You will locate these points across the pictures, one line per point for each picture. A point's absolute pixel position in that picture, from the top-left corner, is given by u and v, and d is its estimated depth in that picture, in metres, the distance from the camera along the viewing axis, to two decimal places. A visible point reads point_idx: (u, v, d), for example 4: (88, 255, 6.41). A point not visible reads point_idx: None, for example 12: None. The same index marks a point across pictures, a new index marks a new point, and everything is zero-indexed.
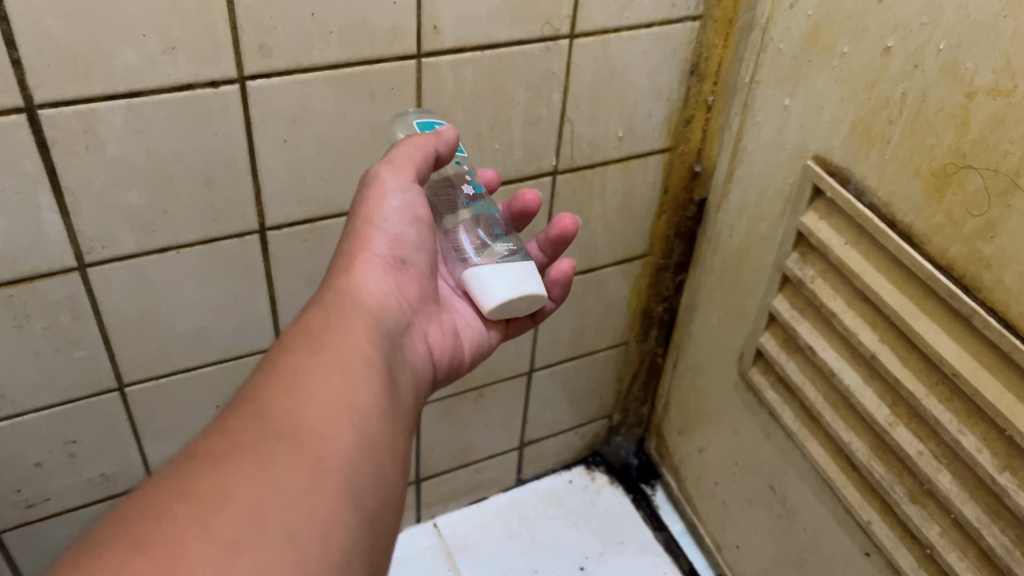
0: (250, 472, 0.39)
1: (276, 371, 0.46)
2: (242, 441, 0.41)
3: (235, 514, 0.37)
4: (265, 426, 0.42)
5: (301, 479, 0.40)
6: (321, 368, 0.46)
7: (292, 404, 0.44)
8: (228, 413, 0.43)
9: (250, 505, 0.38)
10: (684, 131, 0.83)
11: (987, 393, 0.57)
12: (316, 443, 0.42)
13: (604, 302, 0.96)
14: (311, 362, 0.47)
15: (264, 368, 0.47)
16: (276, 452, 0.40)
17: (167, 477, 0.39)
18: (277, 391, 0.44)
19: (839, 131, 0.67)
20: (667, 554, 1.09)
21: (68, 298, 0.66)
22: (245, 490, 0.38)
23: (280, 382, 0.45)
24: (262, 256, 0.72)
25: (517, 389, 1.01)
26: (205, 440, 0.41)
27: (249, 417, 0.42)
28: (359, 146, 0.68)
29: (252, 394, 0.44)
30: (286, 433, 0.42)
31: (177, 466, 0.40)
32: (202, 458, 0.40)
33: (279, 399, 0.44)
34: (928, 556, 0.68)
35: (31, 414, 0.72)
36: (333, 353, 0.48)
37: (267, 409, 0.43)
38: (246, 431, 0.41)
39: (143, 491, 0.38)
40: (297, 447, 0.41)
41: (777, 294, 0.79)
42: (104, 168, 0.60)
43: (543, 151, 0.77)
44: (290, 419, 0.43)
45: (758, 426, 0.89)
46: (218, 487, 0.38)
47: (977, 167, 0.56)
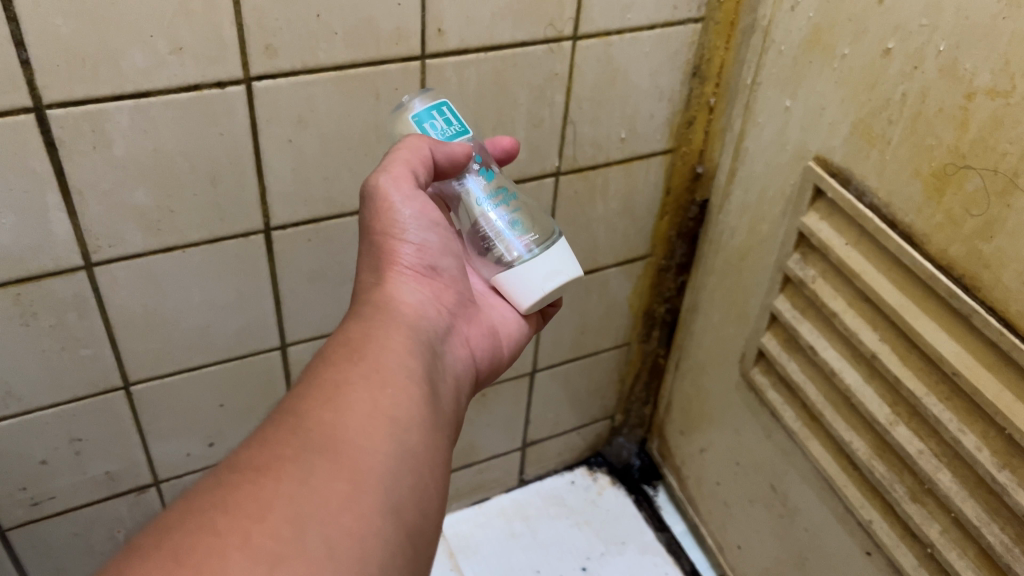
0: (287, 484, 0.40)
1: (315, 383, 0.47)
2: (281, 453, 0.42)
3: (272, 527, 0.38)
4: (304, 438, 0.43)
5: (338, 491, 0.41)
6: (360, 380, 0.47)
7: (331, 416, 0.44)
8: (270, 424, 0.44)
9: (287, 517, 0.38)
10: (685, 133, 0.84)
11: (986, 392, 0.58)
12: (355, 455, 0.43)
13: (606, 303, 0.97)
14: (352, 374, 0.47)
15: (305, 378, 0.48)
16: (314, 464, 0.41)
17: (207, 488, 0.40)
18: (317, 402, 0.45)
19: (840, 132, 0.67)
20: (669, 554, 1.09)
21: (74, 297, 0.66)
22: (282, 503, 0.39)
23: (320, 393, 0.46)
24: (267, 256, 0.72)
25: (520, 390, 1.01)
26: (246, 450, 0.42)
27: (288, 428, 0.43)
28: (363, 146, 0.69)
29: (294, 405, 0.45)
30: (325, 445, 0.43)
31: (217, 476, 0.41)
32: (242, 469, 0.41)
33: (318, 411, 0.45)
34: (928, 555, 0.68)
35: (37, 412, 0.72)
36: (371, 365, 0.48)
37: (308, 420, 0.44)
38: (285, 442, 0.42)
39: (185, 500, 0.40)
40: (336, 459, 0.42)
41: (778, 295, 0.79)
42: (111, 168, 0.61)
43: (546, 153, 0.77)
44: (329, 431, 0.43)
45: (760, 426, 0.89)
46: (256, 499, 0.39)
47: (976, 167, 0.56)
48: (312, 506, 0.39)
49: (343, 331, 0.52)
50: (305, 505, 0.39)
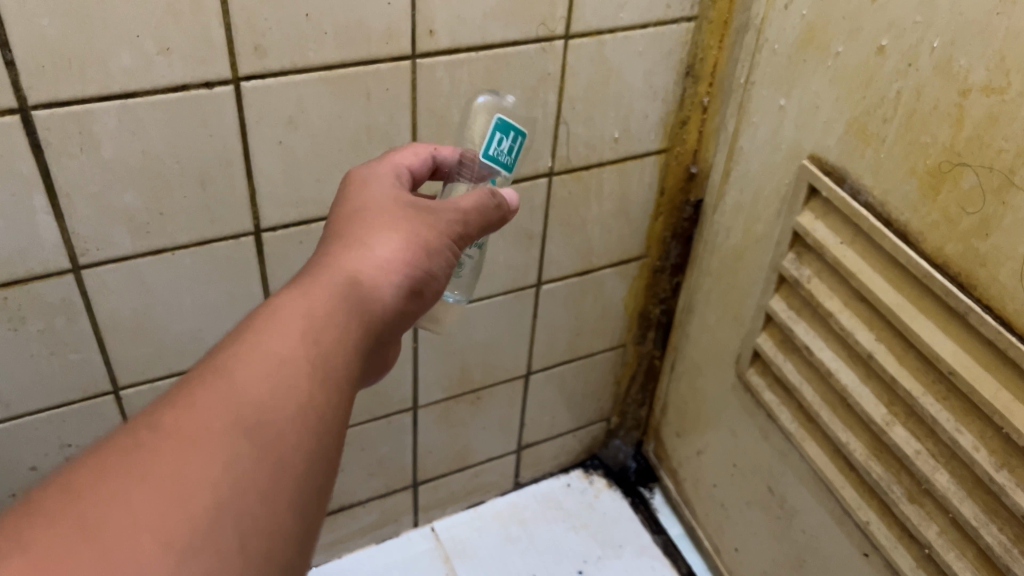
0: (210, 465, 0.36)
1: (254, 347, 0.41)
2: (212, 427, 0.37)
3: (187, 514, 0.34)
4: (241, 416, 0.38)
5: (259, 486, 0.36)
6: (306, 359, 0.41)
7: (271, 398, 0.39)
8: (201, 382, 0.39)
9: (209, 505, 0.34)
10: (680, 133, 0.83)
11: (983, 391, 0.57)
12: (285, 448, 0.38)
13: (602, 303, 0.96)
14: (299, 348, 0.41)
15: (249, 334, 0.42)
16: (239, 449, 0.37)
17: (120, 447, 0.36)
18: (252, 375, 0.39)
19: (835, 131, 0.67)
20: (666, 557, 1.09)
21: (62, 301, 0.66)
22: (205, 490, 0.35)
23: (266, 364, 0.40)
24: (258, 258, 0.72)
25: (515, 392, 1.01)
26: (172, 410, 0.37)
27: (224, 398, 0.38)
28: (355, 147, 0.68)
29: (232, 367, 0.40)
30: (259, 427, 0.38)
31: (135, 435, 0.36)
32: (167, 433, 0.36)
33: (258, 388, 0.39)
34: (927, 556, 0.68)
35: (26, 418, 0.72)
36: (324, 342, 0.42)
37: (247, 395, 0.39)
38: (218, 414, 0.37)
39: (98, 455, 0.35)
40: (267, 448, 0.37)
41: (773, 294, 0.79)
42: (98, 170, 0.60)
43: (539, 153, 0.77)
44: (266, 414, 0.38)
45: (756, 427, 0.88)
46: (180, 478, 0.35)
47: (972, 165, 0.56)
48: (235, 501, 0.35)
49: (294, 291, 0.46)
50: (229, 496, 0.35)
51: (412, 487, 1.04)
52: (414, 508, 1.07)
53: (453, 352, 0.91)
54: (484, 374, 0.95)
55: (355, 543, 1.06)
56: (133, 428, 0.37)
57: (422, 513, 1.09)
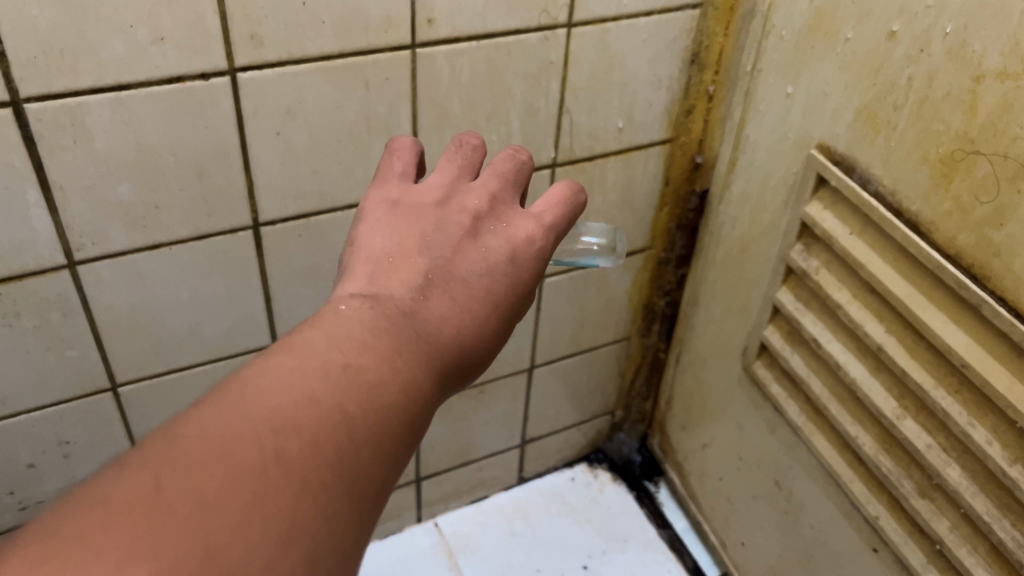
0: (318, 519, 0.32)
1: (377, 382, 0.36)
2: (327, 471, 0.33)
3: (290, 568, 0.30)
4: (349, 464, 0.34)
5: (346, 552, 0.33)
6: (409, 412, 0.37)
7: (373, 455, 0.35)
8: (317, 403, 0.34)
9: (307, 563, 0.31)
10: (684, 122, 0.82)
11: (997, 384, 0.56)
12: (367, 510, 0.34)
13: (606, 296, 0.95)
14: (407, 398, 0.37)
15: (371, 362, 0.37)
16: (341, 506, 0.33)
17: (237, 460, 0.31)
18: (369, 419, 0.35)
19: (844, 119, 0.65)
20: (671, 552, 1.08)
21: (58, 297, 0.65)
22: (309, 542, 0.31)
23: (378, 411, 0.36)
24: (256, 252, 0.70)
25: (518, 386, 1.00)
26: (292, 436, 0.32)
27: (340, 439, 0.34)
28: (354, 138, 0.67)
29: (352, 403, 0.35)
30: (357, 483, 0.34)
31: (250, 449, 0.31)
32: (284, 465, 0.32)
33: (368, 435, 0.35)
34: (938, 552, 0.67)
35: (23, 415, 0.71)
36: (422, 396, 0.39)
37: (361, 443, 0.34)
38: (331, 456, 0.33)
39: (209, 458, 0.31)
40: (357, 508, 0.34)
41: (781, 286, 0.78)
42: (93, 163, 0.59)
43: (542, 143, 0.75)
44: (367, 468, 0.34)
45: (764, 421, 0.87)
46: (294, 520, 0.31)
47: (986, 153, 0.54)
48: (328, 559, 0.32)
49: (393, 303, 0.41)
50: (325, 554, 0.31)
51: (415, 482, 1.03)
52: (417, 503, 1.07)
53: None
54: None
55: None
56: (245, 436, 0.32)
57: (425, 508, 1.08)
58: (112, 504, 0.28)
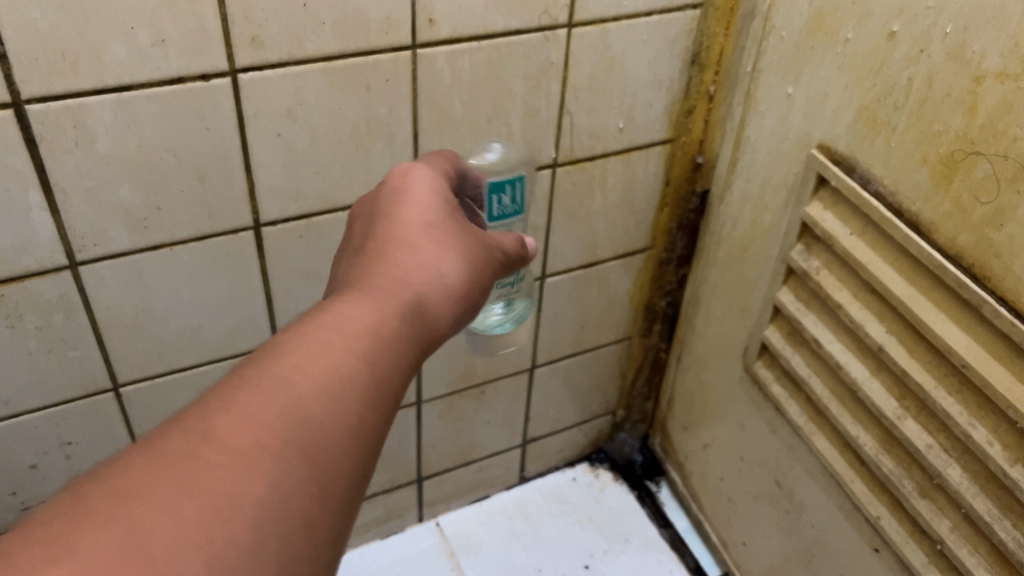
0: (260, 483, 0.34)
1: (313, 354, 0.39)
2: (266, 439, 0.35)
3: (234, 527, 0.32)
4: (290, 430, 0.36)
5: (302, 508, 0.34)
6: (357, 376, 0.39)
7: (321, 415, 0.37)
8: (247, 386, 0.37)
9: (255, 524, 0.33)
10: (685, 122, 0.82)
11: (998, 384, 0.56)
12: (327, 470, 0.36)
13: (607, 296, 0.95)
14: (350, 362, 0.40)
15: (308, 338, 0.40)
16: (286, 468, 0.35)
17: (169, 448, 0.34)
18: (308, 385, 0.38)
19: (844, 119, 0.65)
20: (673, 551, 1.08)
21: (60, 298, 0.65)
22: (252, 505, 0.33)
23: (318, 378, 0.38)
24: (257, 253, 0.71)
25: (519, 386, 1.00)
26: (228, 414, 0.35)
27: (276, 409, 0.36)
28: (355, 139, 0.67)
29: (289, 377, 0.38)
30: (305, 446, 0.36)
31: (183, 438, 0.34)
32: (219, 443, 0.34)
33: (309, 400, 0.37)
34: (939, 552, 0.67)
35: (25, 416, 0.71)
36: (373, 361, 0.41)
37: (302, 409, 0.37)
38: (267, 426, 0.35)
39: (144, 456, 0.33)
40: (311, 469, 0.36)
41: (781, 286, 0.78)
42: (94, 164, 0.59)
43: (542, 143, 0.76)
44: (315, 431, 0.36)
45: (764, 421, 0.87)
46: (232, 488, 0.33)
47: (986, 153, 0.54)
48: (278, 518, 0.33)
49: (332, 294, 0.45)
50: (276, 515, 0.33)
51: (416, 482, 1.03)
52: (419, 503, 1.07)
53: (457, 346, 0.90)
54: (487, 367, 0.94)
55: (360, 539, 1.06)
56: (180, 429, 0.35)
57: (426, 508, 1.08)
58: (51, 517, 0.31)
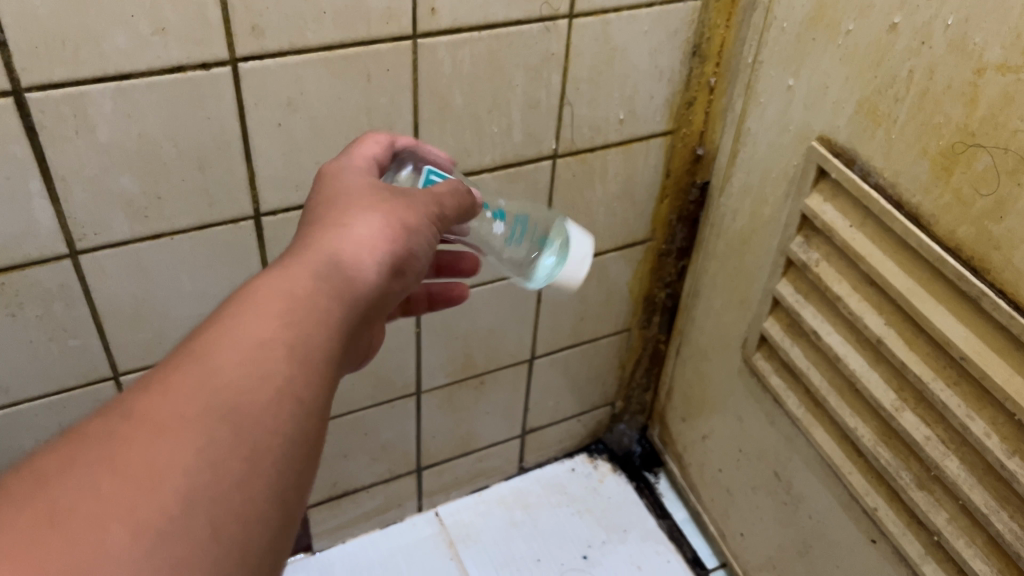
0: (183, 451, 0.33)
1: (235, 327, 0.38)
2: (188, 411, 0.34)
3: (160, 496, 0.31)
4: (214, 397, 0.35)
5: (232, 472, 0.33)
6: (284, 343, 0.38)
7: (243, 380, 0.36)
8: (169, 365, 0.36)
9: (180, 491, 0.32)
10: (686, 114, 0.82)
11: (996, 377, 0.56)
12: (260, 432, 0.35)
13: (607, 287, 0.95)
14: (277, 327, 0.39)
15: (232, 313, 0.39)
16: (213, 434, 0.34)
17: (89, 433, 0.33)
18: (229, 356, 0.37)
19: (845, 111, 0.66)
20: (671, 542, 1.08)
21: (60, 286, 0.65)
22: (177, 472, 0.32)
23: (240, 348, 0.37)
24: (258, 243, 0.71)
25: (519, 377, 1.00)
26: (147, 394, 0.35)
27: (196, 380, 0.35)
28: (355, 129, 0.67)
29: (211, 350, 0.37)
30: (231, 411, 0.35)
31: (104, 421, 0.34)
32: (139, 420, 0.33)
33: (231, 370, 0.36)
34: (936, 544, 0.67)
35: (26, 404, 0.71)
36: (301, 328, 0.39)
37: (224, 378, 0.36)
38: (187, 396, 0.35)
39: (65, 444, 0.33)
40: (241, 430, 0.35)
41: (781, 278, 0.78)
42: (94, 153, 0.59)
43: (543, 134, 0.76)
44: (239, 398, 0.35)
45: (762, 412, 0.87)
46: (154, 460, 0.32)
47: (987, 146, 0.54)
48: (208, 483, 0.33)
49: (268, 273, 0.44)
50: (205, 481, 0.33)
51: (416, 472, 1.04)
52: (418, 493, 1.07)
53: (457, 336, 0.90)
54: (487, 358, 0.95)
55: (359, 528, 1.06)
56: (101, 415, 0.34)
57: (426, 498, 1.09)
58: None
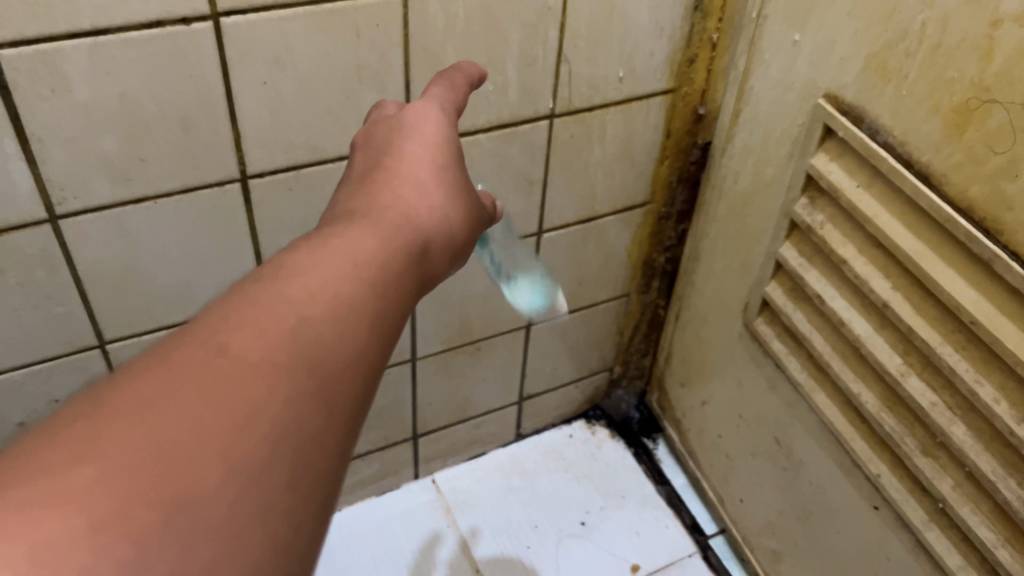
0: (276, 398, 0.32)
1: (321, 273, 0.37)
2: (279, 356, 0.33)
3: (256, 444, 0.31)
4: (301, 345, 0.34)
5: (319, 427, 0.33)
6: (370, 301, 0.38)
7: (332, 332, 0.35)
8: (256, 298, 0.35)
9: (273, 439, 0.31)
10: (687, 72, 0.79)
11: (1006, 342, 0.55)
12: (339, 387, 0.35)
13: (605, 251, 0.93)
14: (361, 285, 0.38)
15: (315, 256, 0.38)
16: (302, 385, 0.33)
17: (177, 360, 0.32)
18: (319, 304, 0.36)
19: (853, 68, 0.63)
20: (669, 508, 1.08)
21: (41, 253, 0.63)
22: (271, 420, 0.32)
23: (330, 296, 0.36)
24: (245, 206, 0.68)
25: (516, 342, 0.98)
26: (238, 327, 0.34)
27: (286, 322, 0.34)
28: (344, 88, 0.65)
29: (301, 294, 0.36)
30: (317, 362, 0.34)
31: (194, 351, 0.32)
32: (231, 355, 0.32)
33: (323, 320, 0.35)
34: (940, 510, 0.66)
35: (10, 373, 0.70)
36: (383, 290, 0.39)
37: (314, 326, 0.35)
38: (279, 340, 0.34)
39: (155, 369, 0.32)
40: (327, 387, 0.34)
41: (784, 242, 0.76)
42: (72, 114, 0.56)
43: (539, 93, 0.73)
44: (329, 351, 0.35)
45: (764, 378, 0.86)
46: (249, 403, 0.32)
47: (1002, 102, 0.52)
48: (299, 438, 0.32)
49: (338, 217, 0.43)
50: (294, 435, 0.32)
51: (412, 439, 1.03)
52: (415, 459, 1.06)
53: (451, 302, 0.88)
54: (483, 324, 0.93)
55: (355, 495, 1.05)
56: (187, 340, 0.33)
57: (422, 464, 1.08)
58: (63, 430, 0.29)
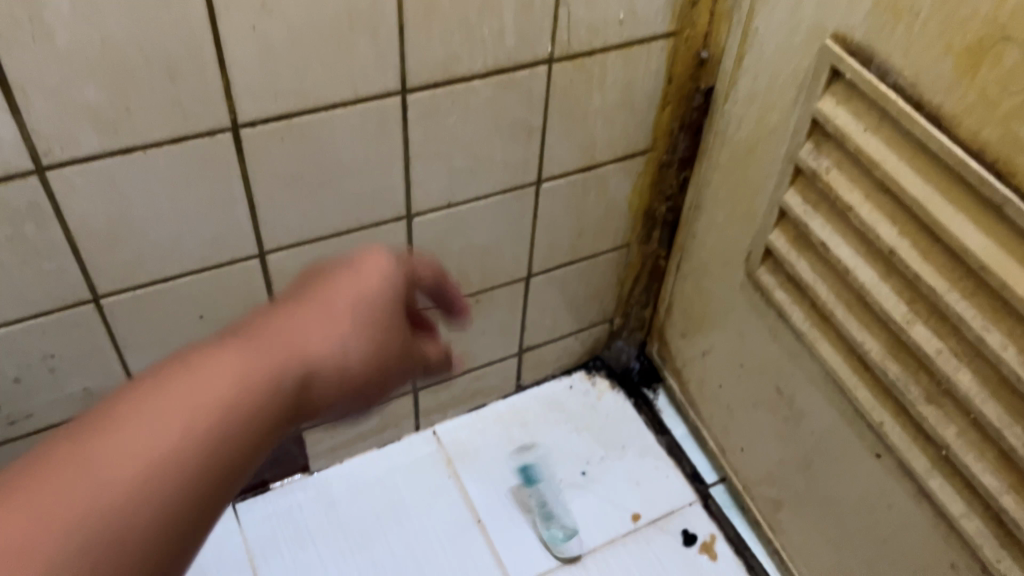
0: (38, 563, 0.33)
1: (152, 440, 0.37)
2: (62, 524, 0.34)
3: None
4: (88, 511, 0.35)
5: None
6: (190, 474, 0.38)
7: (133, 504, 0.36)
8: (74, 459, 0.36)
9: None
10: (690, 14, 0.77)
11: (1017, 287, 0.54)
12: (120, 562, 0.35)
13: (606, 200, 0.92)
14: (192, 458, 0.38)
15: (157, 418, 0.38)
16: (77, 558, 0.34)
17: None
18: (131, 477, 0.36)
19: (862, 7, 0.61)
20: (670, 457, 1.08)
21: (29, 205, 0.61)
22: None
23: (149, 470, 0.37)
24: (238, 157, 0.67)
25: (515, 294, 0.97)
26: (32, 488, 0.34)
27: (82, 495, 0.35)
28: (336, 33, 0.63)
29: (116, 462, 0.36)
30: (103, 538, 0.35)
31: None
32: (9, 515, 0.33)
33: (126, 487, 0.36)
34: (943, 458, 0.66)
35: (3, 329, 0.69)
36: (212, 460, 0.39)
37: (114, 499, 0.35)
38: (65, 510, 0.34)
39: None
40: (106, 558, 0.35)
41: (788, 188, 0.74)
42: (54, 61, 0.55)
43: (537, 37, 0.71)
44: (122, 522, 0.35)
45: (766, 327, 0.85)
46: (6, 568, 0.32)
47: (1019, 39, 0.50)
48: None
49: (216, 343, 0.42)
50: None
51: (412, 391, 1.02)
52: (415, 412, 1.06)
53: (450, 254, 0.87)
54: (482, 276, 0.92)
55: (356, 448, 1.05)
56: None
57: (423, 416, 1.08)
58: None
